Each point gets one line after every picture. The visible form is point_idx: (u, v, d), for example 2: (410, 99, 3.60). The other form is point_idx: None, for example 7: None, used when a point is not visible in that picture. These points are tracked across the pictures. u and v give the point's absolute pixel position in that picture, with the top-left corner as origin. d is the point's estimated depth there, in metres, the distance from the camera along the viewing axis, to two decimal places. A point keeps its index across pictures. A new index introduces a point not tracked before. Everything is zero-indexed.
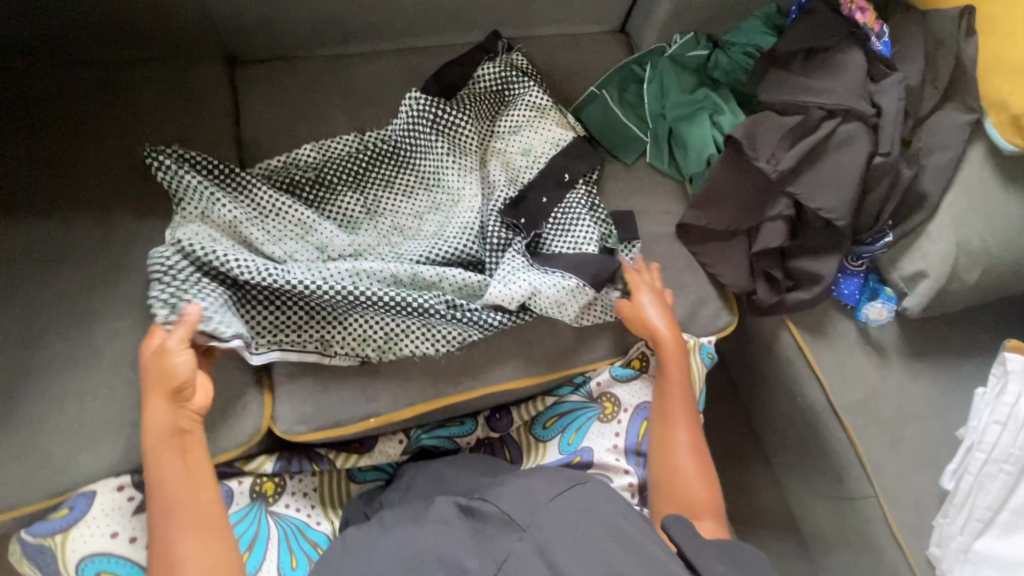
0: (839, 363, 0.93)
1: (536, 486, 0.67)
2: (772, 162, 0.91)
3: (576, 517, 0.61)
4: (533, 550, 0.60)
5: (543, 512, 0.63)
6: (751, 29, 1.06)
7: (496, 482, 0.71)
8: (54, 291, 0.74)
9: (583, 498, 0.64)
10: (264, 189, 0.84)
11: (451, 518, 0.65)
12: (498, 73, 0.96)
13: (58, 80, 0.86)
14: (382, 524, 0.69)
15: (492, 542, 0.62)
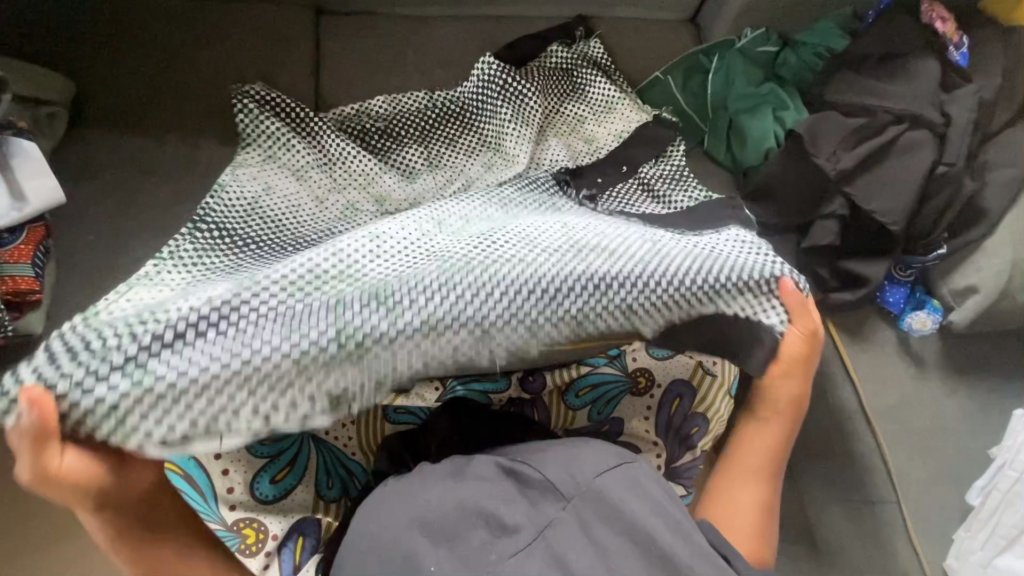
0: (876, 368, 0.93)
1: (582, 457, 0.65)
2: (832, 160, 0.91)
3: (627, 499, 0.60)
4: (576, 523, 0.59)
5: (591, 487, 0.61)
6: (825, 31, 1.07)
7: (535, 445, 0.69)
8: (143, 201, 0.80)
9: (629, 479, 0.62)
10: (334, 136, 0.88)
11: (492, 477, 0.64)
12: (569, 57, 1.02)
13: (159, 6, 0.91)
14: (418, 476, 0.66)
15: (533, 506, 0.61)
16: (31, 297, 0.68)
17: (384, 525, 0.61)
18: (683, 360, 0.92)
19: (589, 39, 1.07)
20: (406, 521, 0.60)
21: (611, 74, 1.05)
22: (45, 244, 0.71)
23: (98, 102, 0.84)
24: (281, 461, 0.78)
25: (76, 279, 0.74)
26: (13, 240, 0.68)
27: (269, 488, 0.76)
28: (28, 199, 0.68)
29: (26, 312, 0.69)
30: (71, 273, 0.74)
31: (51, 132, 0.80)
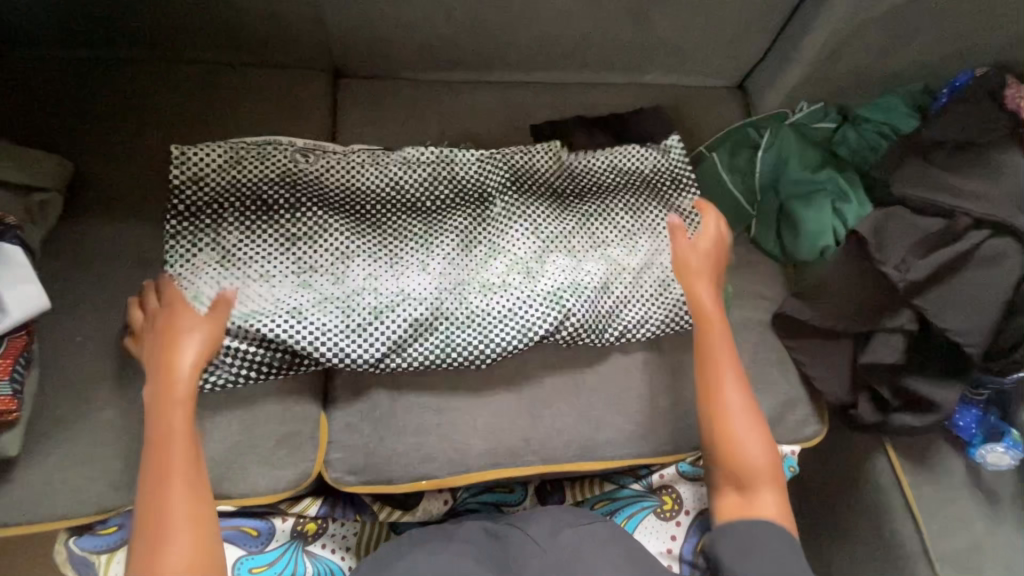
0: (942, 504, 0.83)
1: (560, 518, 0.69)
2: (901, 268, 0.80)
3: (596, 549, 0.65)
4: (554, 568, 0.63)
5: (565, 537, 0.66)
6: (891, 107, 0.97)
7: (521, 512, 0.73)
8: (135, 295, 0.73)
9: (600, 536, 0.67)
10: (313, 230, 0.76)
11: (476, 540, 0.67)
12: (596, 156, 0.87)
13: (164, 76, 0.86)
14: (411, 537, 0.67)
15: (514, 560, 0.64)
16: (9, 416, 0.62)
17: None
18: None
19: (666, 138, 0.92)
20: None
21: (653, 180, 0.87)
22: (25, 354, 0.65)
23: (96, 181, 0.78)
24: None
25: (57, 387, 0.67)
26: None
27: None
28: (9, 308, 0.62)
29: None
30: (54, 381, 0.68)
31: (44, 219, 0.74)
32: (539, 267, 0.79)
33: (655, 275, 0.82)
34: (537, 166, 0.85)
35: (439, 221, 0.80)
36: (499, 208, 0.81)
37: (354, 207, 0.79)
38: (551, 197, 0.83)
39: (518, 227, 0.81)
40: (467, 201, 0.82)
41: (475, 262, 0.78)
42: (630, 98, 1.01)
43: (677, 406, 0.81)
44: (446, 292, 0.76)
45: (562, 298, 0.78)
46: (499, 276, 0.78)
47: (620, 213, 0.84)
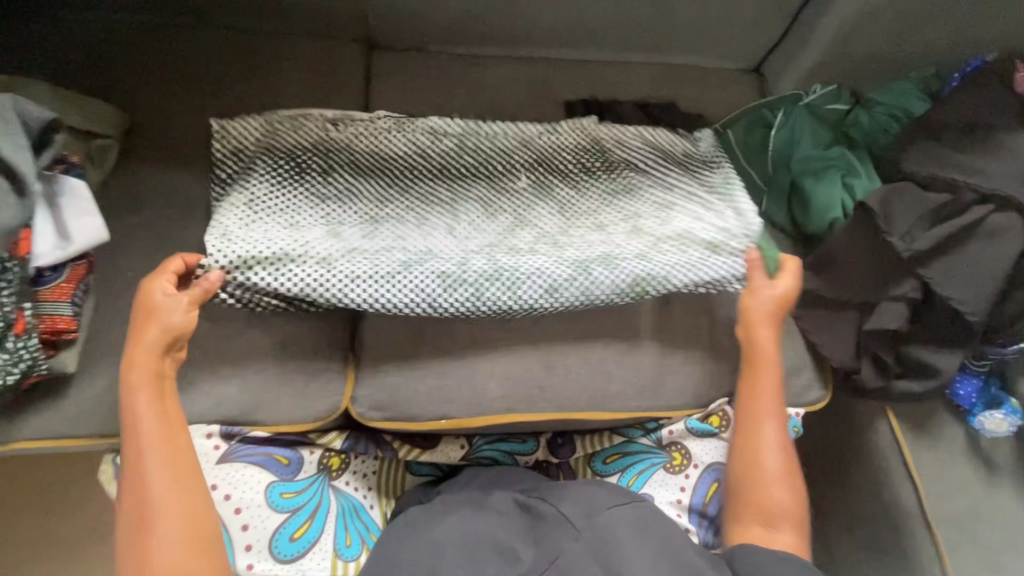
0: (939, 469, 0.86)
1: (595, 497, 0.71)
2: (906, 239, 0.84)
3: (629, 537, 0.66)
4: (587, 552, 0.64)
5: (599, 521, 0.67)
6: (903, 91, 1.00)
7: (552, 483, 0.75)
8: (183, 237, 0.79)
9: (635, 517, 0.69)
10: (345, 195, 0.80)
11: (509, 512, 0.71)
12: (617, 134, 0.90)
13: (211, 40, 0.91)
14: (443, 505, 0.72)
15: (547, 539, 0.67)
16: (69, 335, 0.67)
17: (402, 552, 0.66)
18: (723, 440, 0.86)
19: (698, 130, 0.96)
20: (436, 545, 0.66)
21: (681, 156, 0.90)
22: (84, 282, 0.70)
23: (148, 133, 0.84)
24: (301, 515, 0.75)
25: (112, 316, 0.73)
26: (55, 277, 0.67)
27: (286, 546, 0.74)
28: (73, 237, 0.66)
29: (61, 350, 0.68)
30: (109, 311, 0.74)
31: (101, 165, 0.80)
32: (565, 235, 0.81)
33: (693, 242, 0.81)
34: (561, 145, 0.88)
35: (467, 191, 0.83)
36: (524, 182, 0.85)
37: (387, 176, 0.82)
38: (575, 174, 0.86)
39: (541, 199, 0.84)
40: (494, 173, 0.85)
41: (503, 228, 0.80)
42: (649, 77, 1.06)
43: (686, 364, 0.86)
44: (475, 252, 0.78)
45: (590, 262, 0.78)
46: (527, 241, 0.80)
47: (646, 189, 0.86)
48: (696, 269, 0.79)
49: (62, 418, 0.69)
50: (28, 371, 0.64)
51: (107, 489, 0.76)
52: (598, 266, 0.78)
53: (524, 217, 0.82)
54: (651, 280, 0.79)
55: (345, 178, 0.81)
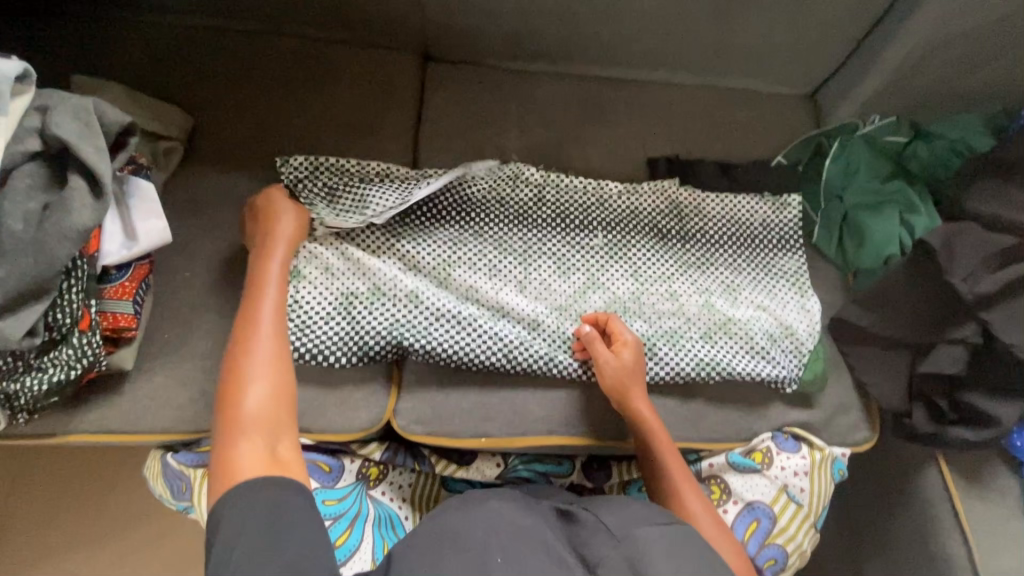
0: (992, 520, 0.82)
1: (637, 511, 0.65)
2: (968, 282, 0.81)
3: (670, 552, 0.58)
4: (625, 561, 0.57)
5: (638, 533, 0.60)
6: (969, 126, 0.96)
7: (599, 498, 0.69)
8: (238, 240, 0.80)
9: (676, 536, 0.61)
10: (420, 246, 0.81)
11: (548, 517, 0.65)
12: (690, 195, 0.90)
13: (275, 47, 0.93)
14: (490, 493, 0.67)
15: (586, 544, 0.61)
16: (127, 333, 0.69)
17: (443, 531, 0.61)
18: (766, 478, 0.84)
19: (786, 193, 0.94)
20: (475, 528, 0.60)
21: (750, 225, 0.90)
22: (145, 280, 0.72)
23: (211, 137, 0.86)
24: (342, 522, 0.76)
25: (169, 317, 0.75)
26: (119, 276, 0.68)
27: None
28: (138, 238, 0.68)
29: (120, 347, 0.69)
30: (166, 311, 0.75)
31: (167, 163, 0.82)
32: (633, 306, 0.83)
33: (756, 329, 0.84)
34: (641, 206, 0.88)
35: (540, 249, 0.84)
36: (600, 241, 0.86)
37: (462, 227, 0.83)
38: (650, 239, 0.87)
39: (613, 262, 0.85)
40: (569, 231, 0.85)
41: (574, 291, 0.82)
42: (702, 100, 1.05)
43: (732, 397, 0.84)
44: (545, 317, 0.80)
45: (654, 340, 0.81)
46: (597, 308, 0.82)
47: (717, 266, 0.88)
48: (756, 358, 0.83)
49: (116, 413, 0.71)
50: (88, 368, 0.65)
51: (153, 484, 0.78)
52: (664, 341, 0.81)
53: (595, 284, 0.83)
54: (713, 361, 0.81)
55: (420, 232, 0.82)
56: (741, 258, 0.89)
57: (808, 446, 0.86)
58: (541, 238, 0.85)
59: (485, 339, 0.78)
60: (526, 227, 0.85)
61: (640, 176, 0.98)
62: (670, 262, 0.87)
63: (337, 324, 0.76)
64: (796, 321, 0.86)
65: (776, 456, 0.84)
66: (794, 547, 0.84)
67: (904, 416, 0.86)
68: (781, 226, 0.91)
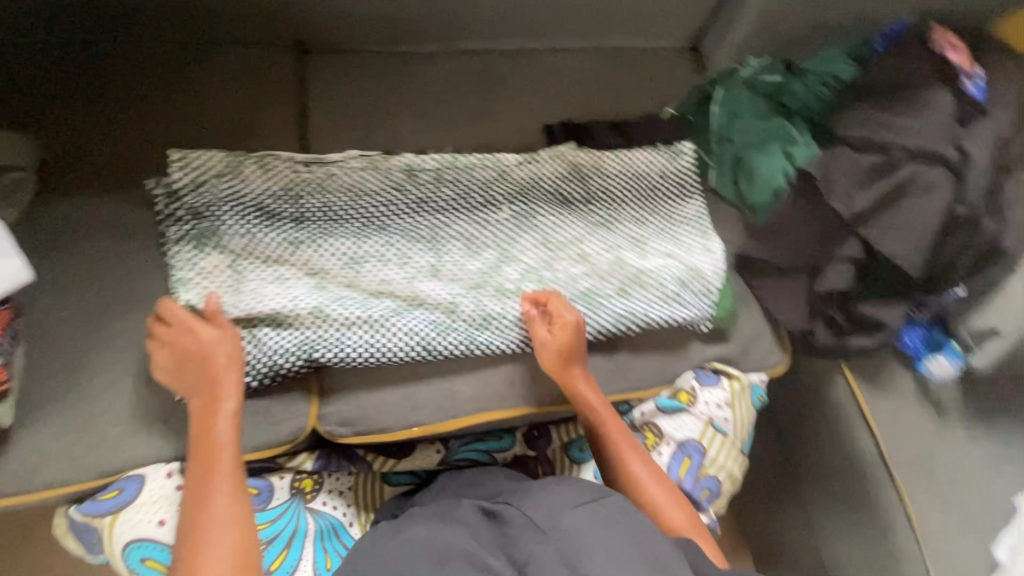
0: (893, 414, 0.91)
1: (563, 495, 0.67)
2: (846, 201, 0.88)
3: (597, 536, 0.62)
4: (555, 555, 0.60)
5: (565, 521, 0.63)
6: (831, 59, 1.03)
7: (522, 486, 0.72)
8: (117, 268, 0.75)
9: (601, 515, 0.64)
10: (322, 248, 0.79)
11: (476, 522, 0.66)
12: (588, 156, 0.91)
13: (131, 58, 0.87)
14: (410, 519, 0.69)
15: (515, 545, 0.63)
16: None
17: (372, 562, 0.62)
18: (693, 416, 0.88)
19: (678, 142, 0.97)
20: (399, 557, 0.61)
21: (650, 178, 0.93)
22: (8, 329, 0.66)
23: (71, 163, 0.79)
24: (278, 544, 0.74)
25: (51, 362, 0.69)
26: None
27: None
28: None
29: None
30: (46, 356, 0.69)
31: (22, 198, 0.76)
32: (546, 273, 0.84)
33: (666, 277, 0.87)
34: (543, 174, 0.88)
35: (448, 231, 0.83)
36: (506, 214, 0.86)
37: (364, 221, 0.81)
38: (556, 204, 0.88)
39: (523, 233, 0.85)
40: (475, 209, 0.85)
41: (486, 267, 0.82)
42: (590, 61, 1.06)
43: (653, 344, 0.87)
44: (460, 297, 0.80)
45: (570, 303, 0.82)
46: (511, 280, 0.82)
47: (624, 222, 0.90)
48: (669, 304, 0.86)
49: (5, 475, 0.65)
50: None
51: (64, 543, 0.73)
52: (581, 302, 0.83)
53: (507, 257, 0.84)
54: (629, 313, 0.84)
55: (323, 233, 0.79)
56: (646, 212, 0.92)
57: (728, 378, 0.91)
58: (447, 221, 0.84)
59: (401, 330, 0.76)
60: (431, 211, 0.83)
61: (539, 145, 0.98)
62: (579, 226, 0.88)
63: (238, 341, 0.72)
64: (703, 263, 0.90)
65: (700, 392, 0.89)
66: (724, 473, 0.89)
67: (809, 334, 0.93)
68: (678, 174, 0.94)
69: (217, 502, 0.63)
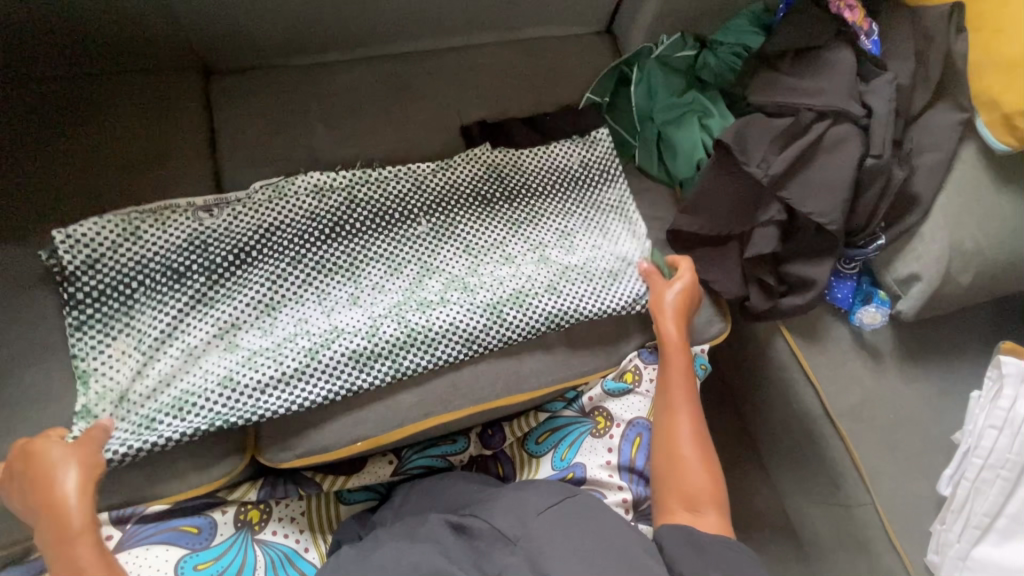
0: (834, 368, 0.93)
1: (528, 500, 0.69)
2: (763, 166, 0.90)
3: (566, 537, 0.64)
4: (525, 563, 0.62)
5: (533, 528, 0.65)
6: (740, 29, 1.05)
7: (483, 497, 0.73)
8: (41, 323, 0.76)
9: (569, 514, 0.67)
10: (239, 293, 0.80)
11: (442, 537, 0.66)
12: (500, 156, 0.91)
13: (21, 99, 0.83)
14: (375, 541, 0.69)
15: (486, 557, 0.64)
16: None
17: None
18: (640, 395, 0.90)
19: (593, 131, 0.99)
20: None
21: (568, 170, 0.94)
22: None
23: None
24: None
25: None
26: None
27: None
28: None
29: None
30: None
31: None
32: (471, 279, 0.84)
33: (593, 269, 0.88)
34: (458, 180, 0.89)
35: (366, 257, 0.84)
36: (424, 228, 0.86)
37: (278, 258, 0.81)
38: (474, 209, 0.89)
39: (444, 245, 0.86)
40: (392, 228, 0.85)
41: (411, 284, 0.83)
42: (506, 55, 1.06)
43: (592, 329, 0.88)
44: (388, 319, 0.80)
45: (501, 309, 0.83)
46: (437, 293, 0.83)
47: (546, 217, 0.91)
48: (600, 293, 0.87)
49: None
50: None
51: None
52: (510, 305, 0.83)
53: (432, 272, 0.84)
54: (561, 309, 0.84)
55: (239, 276, 0.80)
56: (567, 205, 0.93)
57: None
58: (364, 245, 0.84)
59: (330, 358, 0.76)
60: (345, 235, 0.84)
61: (461, 145, 0.99)
62: (500, 230, 0.89)
63: (160, 405, 0.73)
64: (626, 250, 0.92)
65: (643, 370, 0.91)
66: None
67: (745, 300, 0.95)
68: (595, 162, 0.95)
69: None
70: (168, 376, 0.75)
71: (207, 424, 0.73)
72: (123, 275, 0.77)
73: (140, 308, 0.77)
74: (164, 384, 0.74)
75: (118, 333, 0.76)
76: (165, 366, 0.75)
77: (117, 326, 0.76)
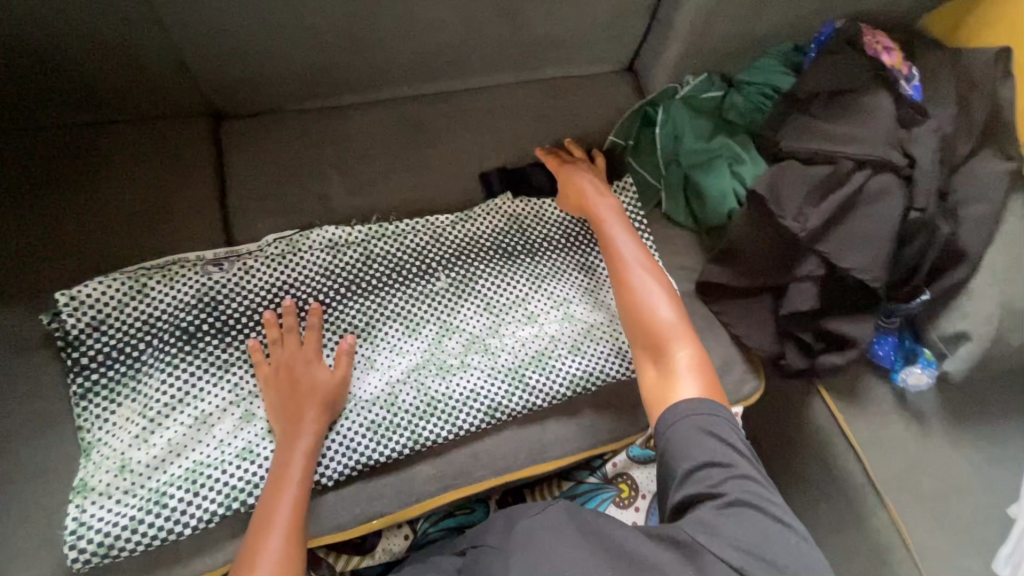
0: (875, 431, 0.88)
1: (514, 516, 0.61)
2: (799, 219, 0.84)
3: (560, 545, 0.54)
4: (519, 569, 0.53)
5: (523, 539, 0.56)
6: (768, 68, 1.01)
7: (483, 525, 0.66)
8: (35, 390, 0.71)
9: (556, 522, 0.57)
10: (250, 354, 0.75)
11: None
12: (520, 208, 0.88)
13: (29, 151, 0.81)
14: None
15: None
16: None
17: None
18: None
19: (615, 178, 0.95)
20: None
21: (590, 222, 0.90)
22: None
23: None
24: None
25: None
26: None
27: None
28: None
29: None
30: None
31: None
32: (493, 341, 0.80)
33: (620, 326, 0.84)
34: (478, 234, 0.86)
35: (383, 315, 0.80)
36: (443, 283, 0.82)
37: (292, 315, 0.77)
38: (495, 262, 0.85)
39: (463, 300, 0.82)
40: (409, 284, 0.81)
41: (429, 345, 0.79)
42: (526, 97, 1.02)
43: (619, 390, 0.83)
44: (406, 383, 0.76)
45: (523, 372, 0.79)
46: (457, 356, 0.79)
47: (570, 270, 0.87)
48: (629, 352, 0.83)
49: None
50: None
51: None
52: (533, 367, 0.79)
53: (450, 329, 0.80)
54: (588, 372, 0.80)
55: (250, 335, 0.76)
56: (591, 256, 0.89)
57: None
58: (381, 303, 0.80)
59: (345, 429, 0.73)
60: (361, 292, 0.80)
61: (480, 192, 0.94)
62: (522, 283, 0.84)
63: (169, 480, 0.68)
64: None
65: None
66: None
67: (780, 358, 0.89)
68: None
69: (272, 535, 0.62)
70: (176, 447, 0.70)
71: (220, 504, 0.68)
72: (129, 336, 0.73)
73: (146, 372, 0.72)
74: (173, 455, 0.70)
75: (123, 399, 0.71)
76: (170, 435, 0.70)
77: (121, 391, 0.71)
